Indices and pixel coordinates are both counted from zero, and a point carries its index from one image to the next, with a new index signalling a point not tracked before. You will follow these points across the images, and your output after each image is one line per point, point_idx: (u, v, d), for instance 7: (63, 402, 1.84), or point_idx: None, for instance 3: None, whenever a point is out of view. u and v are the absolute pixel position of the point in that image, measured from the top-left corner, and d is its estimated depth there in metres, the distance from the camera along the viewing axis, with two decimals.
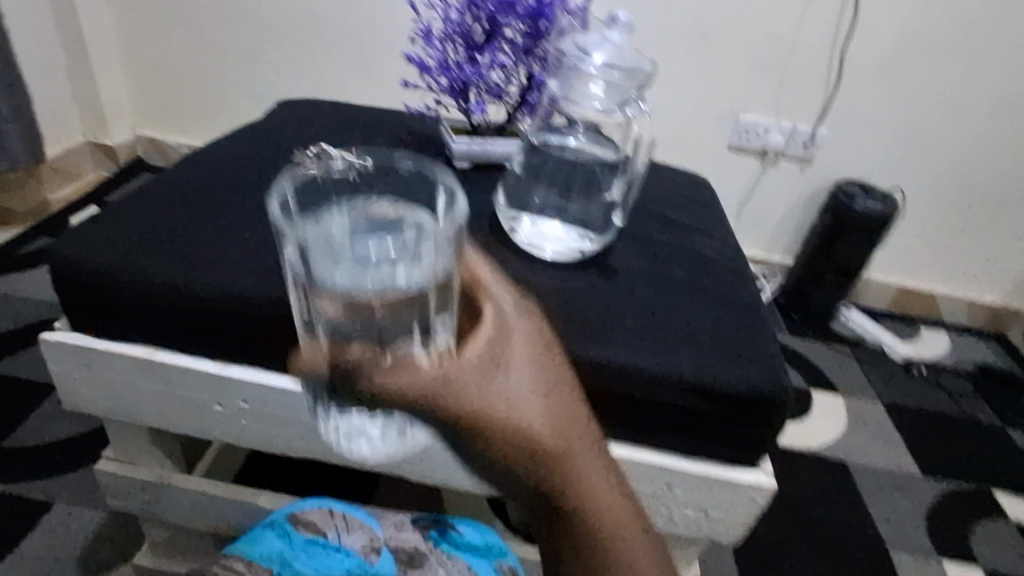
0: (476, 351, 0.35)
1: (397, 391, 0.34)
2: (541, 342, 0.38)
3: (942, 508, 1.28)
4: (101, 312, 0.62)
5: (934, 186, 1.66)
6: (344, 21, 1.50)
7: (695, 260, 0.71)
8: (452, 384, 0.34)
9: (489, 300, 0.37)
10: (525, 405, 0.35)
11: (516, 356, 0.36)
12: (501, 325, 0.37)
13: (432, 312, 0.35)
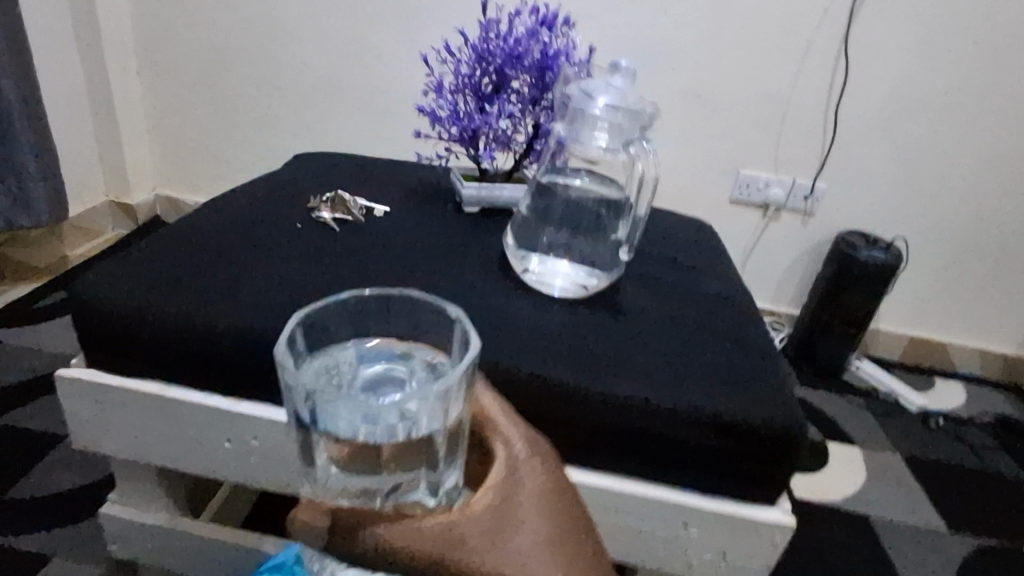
0: (481, 503, 0.31)
1: (397, 546, 0.31)
2: (557, 486, 0.33)
3: (973, 565, 1.22)
4: (143, 349, 0.61)
5: (936, 236, 1.68)
6: (358, 85, 1.58)
7: (703, 299, 0.72)
8: (450, 545, 0.30)
9: (500, 440, 0.34)
10: (536, 573, 0.29)
11: (523, 513, 0.31)
12: (509, 475, 0.32)
13: (440, 464, 0.32)
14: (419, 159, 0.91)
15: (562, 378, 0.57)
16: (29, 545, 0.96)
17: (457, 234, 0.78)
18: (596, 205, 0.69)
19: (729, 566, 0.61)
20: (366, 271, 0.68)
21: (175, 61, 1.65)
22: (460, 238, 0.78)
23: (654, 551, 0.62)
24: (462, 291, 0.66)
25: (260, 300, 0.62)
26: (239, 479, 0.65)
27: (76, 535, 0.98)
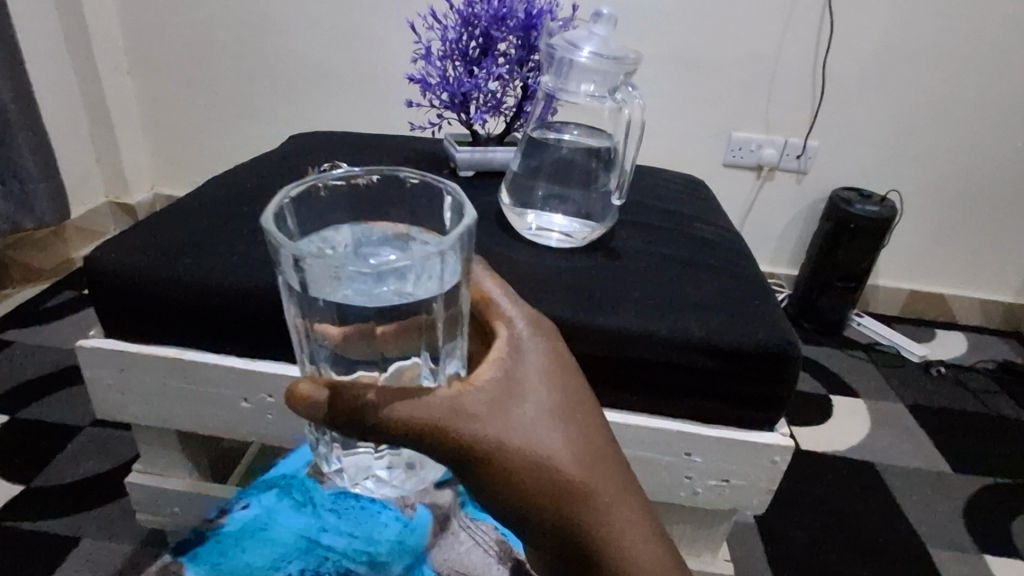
0: (486, 377, 0.33)
1: (412, 420, 0.30)
2: (559, 364, 0.36)
3: (978, 502, 1.24)
4: (159, 317, 0.64)
5: (929, 186, 1.69)
6: (348, 71, 1.60)
7: (698, 242, 0.74)
8: (459, 413, 0.32)
9: (504, 323, 0.36)
10: (541, 434, 0.33)
11: (528, 382, 0.34)
12: (515, 352, 0.35)
13: (442, 346, 0.35)
14: (411, 129, 0.93)
15: (563, 317, 0.59)
16: (57, 528, 0.98)
17: None
18: (585, 157, 0.70)
19: (733, 492, 0.64)
20: None
21: (166, 57, 1.66)
22: None
23: (660, 482, 0.64)
24: None
25: (266, 262, 0.64)
26: (261, 436, 0.67)
27: (101, 517, 1.01)
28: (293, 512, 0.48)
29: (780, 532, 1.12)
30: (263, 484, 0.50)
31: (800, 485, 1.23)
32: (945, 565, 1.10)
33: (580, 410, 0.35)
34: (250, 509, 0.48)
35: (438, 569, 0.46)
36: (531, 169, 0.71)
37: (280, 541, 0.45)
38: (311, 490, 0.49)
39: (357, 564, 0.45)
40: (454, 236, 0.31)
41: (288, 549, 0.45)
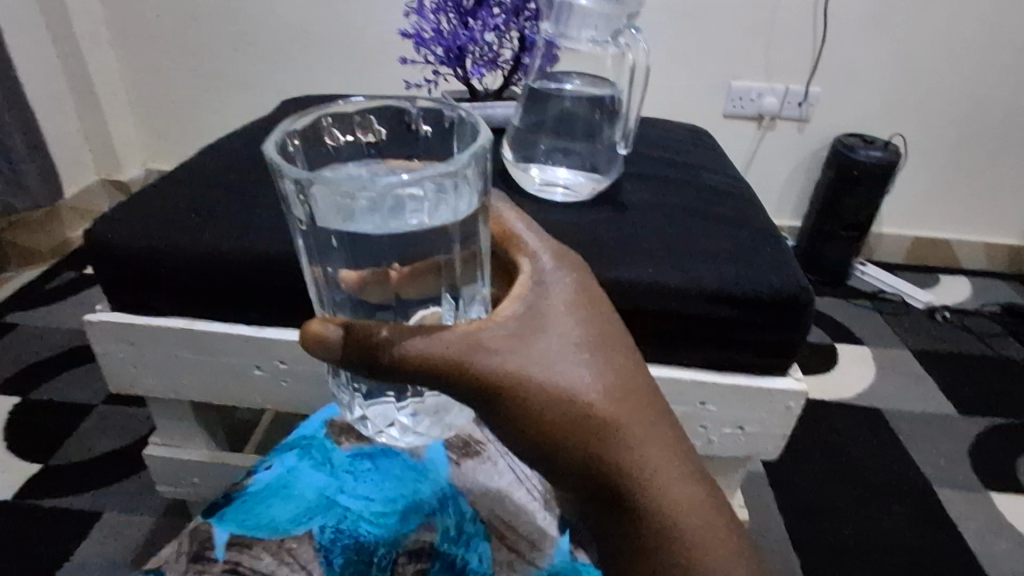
0: (508, 312, 0.33)
1: (430, 358, 0.30)
2: (583, 299, 0.36)
3: (984, 441, 1.26)
4: (165, 288, 0.63)
5: (934, 130, 1.67)
6: (336, 34, 1.55)
7: (706, 191, 0.73)
8: (481, 347, 0.31)
9: (527, 257, 0.37)
10: (567, 369, 0.33)
11: (553, 318, 0.34)
12: (538, 288, 0.35)
13: (463, 287, 0.35)
14: (406, 88, 0.90)
15: None
16: (78, 505, 1.00)
17: None
18: (589, 109, 0.68)
19: (748, 439, 0.64)
20: None
21: (147, 27, 1.61)
22: None
23: None
24: None
25: (269, 228, 0.63)
26: (277, 403, 0.68)
27: (121, 492, 1.02)
28: (313, 471, 0.47)
29: (790, 479, 1.14)
30: (287, 446, 0.50)
31: (809, 432, 1.24)
32: (952, 504, 1.12)
33: (604, 343, 0.35)
34: (273, 468, 0.48)
35: (475, 502, 0.46)
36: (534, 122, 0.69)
37: (301, 497, 0.45)
38: (331, 451, 0.49)
39: (376, 522, 0.44)
40: (466, 156, 0.30)
41: (309, 505, 0.44)
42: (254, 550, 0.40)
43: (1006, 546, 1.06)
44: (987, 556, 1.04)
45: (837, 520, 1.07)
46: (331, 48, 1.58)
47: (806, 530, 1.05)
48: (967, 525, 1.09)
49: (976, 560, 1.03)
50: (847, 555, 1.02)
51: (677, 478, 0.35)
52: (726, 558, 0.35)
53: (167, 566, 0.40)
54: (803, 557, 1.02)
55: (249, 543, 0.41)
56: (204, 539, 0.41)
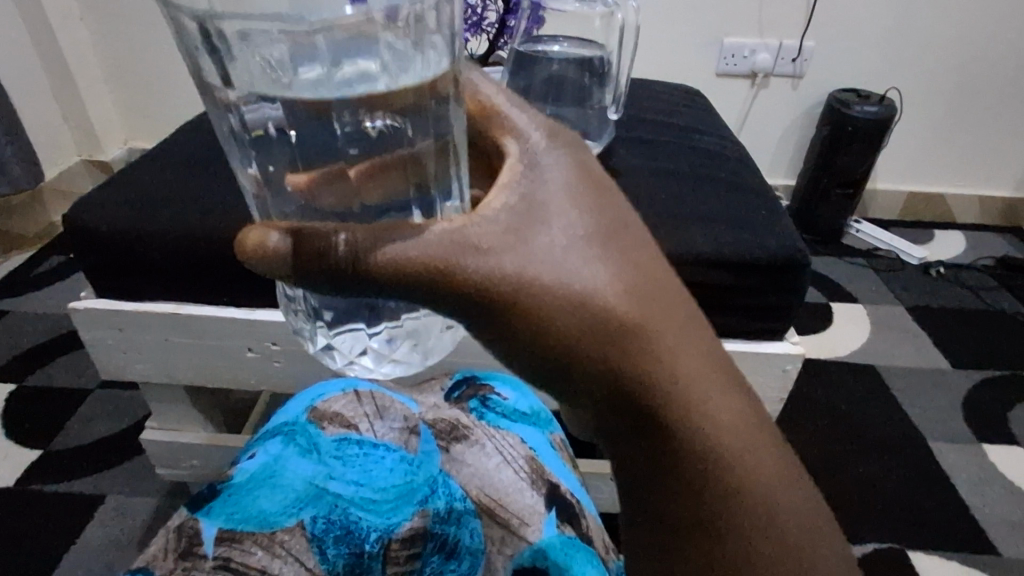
0: (495, 200, 0.30)
1: (402, 261, 0.28)
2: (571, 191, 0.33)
3: (977, 395, 1.28)
4: (152, 272, 0.62)
5: (930, 82, 1.64)
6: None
7: (700, 154, 0.71)
8: (469, 248, 0.29)
9: (514, 138, 0.32)
10: (572, 265, 0.30)
11: (551, 206, 0.30)
12: (532, 169, 0.31)
13: (433, 184, 0.32)
14: None
15: None
16: (82, 488, 1.00)
17: None
18: (578, 71, 0.67)
19: None
20: None
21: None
22: None
23: None
24: None
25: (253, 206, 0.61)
26: (272, 385, 0.67)
27: (123, 475, 1.02)
28: (298, 458, 0.46)
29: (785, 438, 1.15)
30: (269, 433, 0.49)
31: (805, 392, 1.25)
32: (946, 457, 1.14)
33: (616, 234, 0.32)
34: (257, 456, 0.46)
35: (467, 489, 0.45)
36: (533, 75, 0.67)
37: (289, 487, 0.44)
38: (316, 437, 0.48)
39: (367, 509, 0.43)
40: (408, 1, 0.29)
41: (298, 497, 0.43)
42: (245, 545, 0.40)
43: (998, 496, 1.08)
44: (979, 506, 1.06)
45: (833, 477, 1.09)
46: None
47: None
48: (961, 477, 1.11)
49: (969, 511, 1.05)
50: (843, 510, 1.04)
51: (701, 377, 0.34)
52: (748, 444, 0.35)
53: (155, 565, 0.39)
54: None
55: (239, 537, 0.40)
56: (191, 535, 0.40)
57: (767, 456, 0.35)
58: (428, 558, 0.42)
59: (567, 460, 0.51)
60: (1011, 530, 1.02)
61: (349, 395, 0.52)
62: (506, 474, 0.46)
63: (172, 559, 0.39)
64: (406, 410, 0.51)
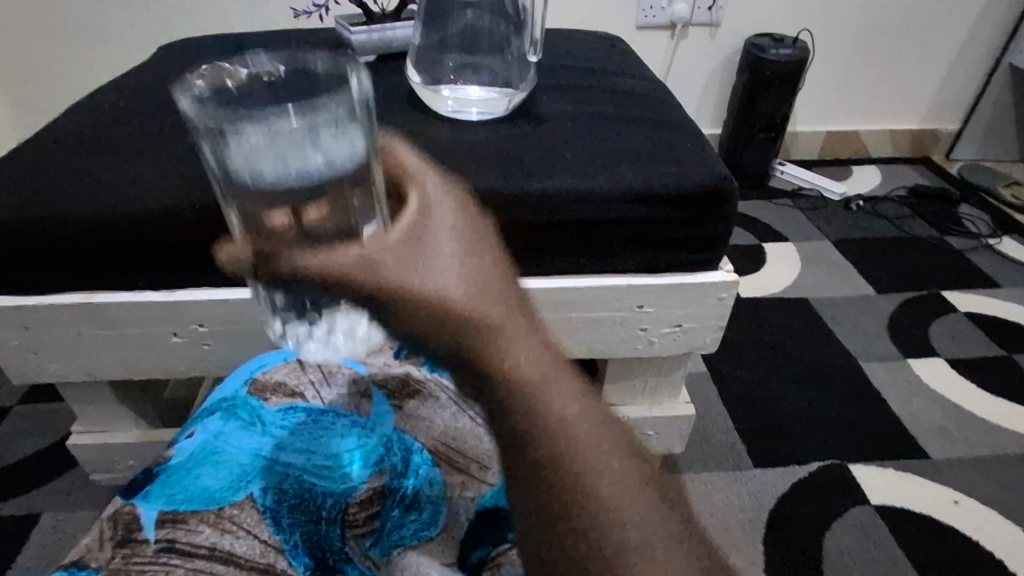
0: (397, 234, 0.37)
1: (329, 269, 0.35)
2: (460, 218, 0.40)
3: (901, 315, 1.36)
4: (48, 261, 0.56)
5: (839, 24, 1.70)
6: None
7: (623, 95, 0.71)
8: (372, 262, 0.35)
9: (412, 191, 0.39)
10: (438, 270, 0.37)
11: (432, 241, 0.38)
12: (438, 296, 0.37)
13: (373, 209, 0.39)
14: (295, 16, 0.82)
15: (493, 186, 0.55)
16: (12, 509, 0.93)
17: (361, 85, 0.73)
18: (494, 21, 0.66)
19: (687, 334, 0.64)
20: None
21: None
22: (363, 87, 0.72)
23: (615, 338, 0.64)
24: None
25: (157, 182, 0.57)
26: (203, 370, 0.64)
27: (60, 491, 0.96)
28: (242, 433, 0.44)
29: (732, 375, 1.21)
30: (207, 411, 0.46)
31: (741, 328, 1.32)
32: (877, 376, 1.21)
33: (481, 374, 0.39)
34: (196, 435, 0.44)
35: (424, 443, 0.45)
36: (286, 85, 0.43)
37: (233, 461, 0.41)
38: (259, 409, 0.45)
39: (320, 475, 0.42)
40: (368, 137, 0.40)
41: (244, 471, 0.41)
42: (190, 525, 0.38)
43: (926, 406, 1.16)
44: (907, 417, 1.13)
45: (778, 401, 1.15)
46: None
47: (749, 418, 1.12)
48: (890, 390, 1.19)
49: (899, 422, 1.12)
50: (788, 435, 1.09)
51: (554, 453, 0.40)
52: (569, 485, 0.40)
53: (89, 556, 0.36)
54: (750, 441, 1.08)
55: (182, 517, 0.38)
56: (129, 521, 0.38)
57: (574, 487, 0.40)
58: (388, 513, 0.41)
59: None
60: (938, 434, 1.10)
61: (291, 364, 0.49)
62: (460, 427, 0.46)
63: (110, 548, 0.37)
64: (353, 373, 0.49)
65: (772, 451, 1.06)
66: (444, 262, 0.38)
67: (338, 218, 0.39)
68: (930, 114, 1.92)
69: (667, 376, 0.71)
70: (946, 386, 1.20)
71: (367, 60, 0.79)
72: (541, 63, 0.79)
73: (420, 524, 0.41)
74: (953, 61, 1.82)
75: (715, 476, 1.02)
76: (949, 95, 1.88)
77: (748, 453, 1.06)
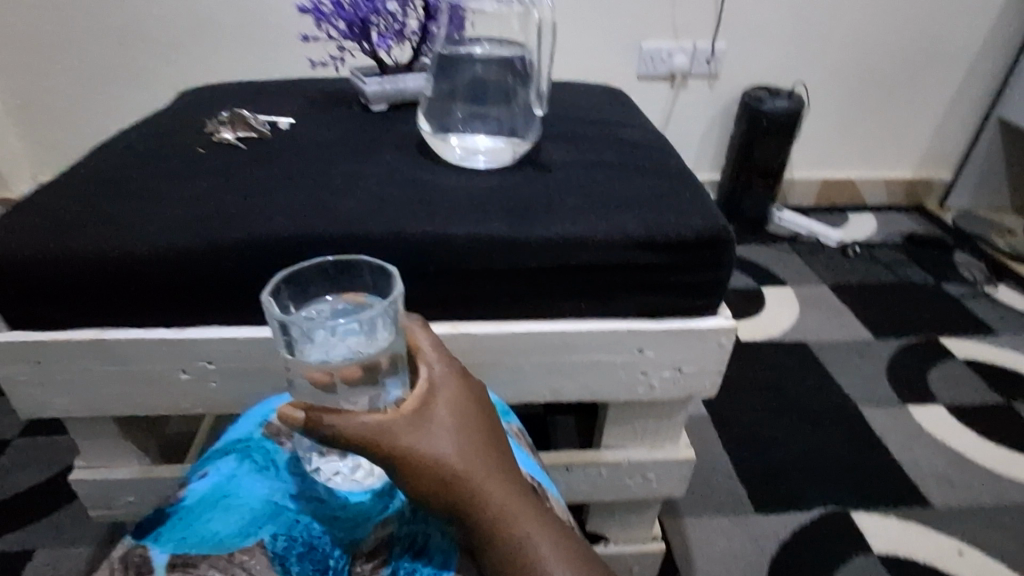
0: (411, 405, 0.39)
1: (350, 433, 0.36)
2: (467, 390, 0.41)
3: (901, 361, 1.37)
4: (67, 298, 0.58)
5: (832, 77, 1.76)
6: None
7: (626, 146, 0.74)
8: (387, 431, 0.37)
9: (424, 363, 0.42)
10: (435, 435, 0.38)
11: (439, 411, 0.39)
12: (436, 452, 0.37)
13: (388, 372, 0.41)
14: (313, 66, 0.86)
15: (500, 232, 0.57)
16: (5, 546, 0.92)
17: (376, 132, 0.76)
18: (500, 73, 0.69)
19: (688, 378, 0.65)
20: (287, 178, 0.66)
21: None
22: (378, 134, 0.76)
23: (619, 381, 0.65)
24: (384, 179, 0.65)
25: (178, 223, 0.58)
26: (208, 408, 0.64)
27: (54, 530, 0.95)
28: (254, 476, 0.44)
29: (733, 418, 1.21)
30: (221, 452, 0.46)
31: (743, 371, 1.33)
32: (878, 422, 1.22)
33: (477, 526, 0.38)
34: (210, 476, 0.44)
35: None
36: (326, 259, 0.43)
37: (245, 506, 0.41)
38: (273, 453, 0.45)
39: (329, 523, 0.42)
40: (394, 301, 0.40)
41: (255, 516, 0.41)
42: (199, 570, 0.37)
43: (927, 453, 1.16)
44: (910, 465, 1.13)
45: (780, 447, 1.15)
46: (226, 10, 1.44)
47: (751, 463, 1.12)
48: (891, 437, 1.19)
49: (901, 469, 1.12)
50: (790, 480, 1.09)
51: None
52: None
53: None
54: (752, 486, 1.08)
55: (193, 561, 0.38)
56: (139, 565, 0.38)
57: None
58: (398, 563, 0.40)
59: (526, 447, 0.52)
60: (940, 482, 1.10)
61: None
62: None
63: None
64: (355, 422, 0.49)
65: (773, 497, 1.06)
66: (450, 434, 0.38)
67: (372, 377, 0.40)
68: (924, 163, 1.97)
69: (668, 420, 0.72)
70: (948, 434, 1.20)
71: (381, 108, 0.82)
72: (548, 113, 0.83)
73: (431, 569, 0.40)
74: (943, 114, 1.88)
75: (717, 521, 1.01)
76: (941, 146, 1.94)
77: (749, 498, 1.05)
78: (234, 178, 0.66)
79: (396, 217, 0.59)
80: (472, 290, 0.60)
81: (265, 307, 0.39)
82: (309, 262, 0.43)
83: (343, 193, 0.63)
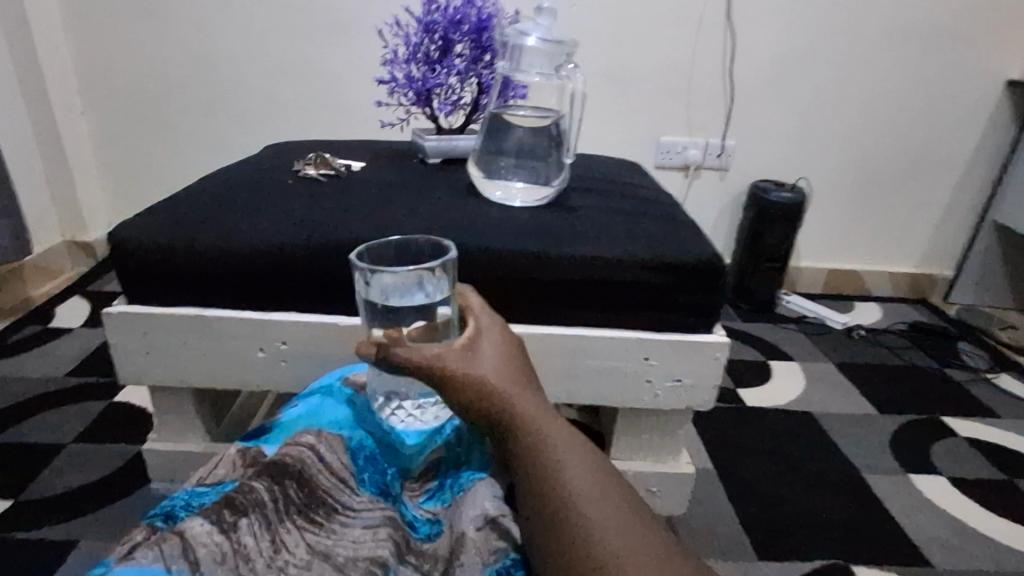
0: (461, 342, 0.51)
1: (410, 358, 0.49)
2: (504, 338, 0.53)
3: (904, 435, 1.42)
4: (179, 280, 0.71)
5: (834, 176, 1.94)
6: (306, 125, 1.77)
7: (640, 198, 0.88)
8: (440, 357, 0.49)
9: (473, 318, 0.55)
10: (478, 362, 0.50)
11: (482, 348, 0.51)
12: (478, 374, 0.49)
13: (441, 330, 0.55)
14: (382, 126, 1.03)
15: (532, 248, 0.70)
16: (53, 533, 0.99)
17: (433, 177, 0.92)
18: (540, 135, 0.82)
19: (688, 390, 0.75)
20: (361, 204, 0.81)
21: (122, 96, 1.77)
22: (435, 179, 0.92)
23: (627, 387, 0.75)
24: (440, 209, 0.80)
25: (274, 227, 0.73)
26: (275, 386, 0.75)
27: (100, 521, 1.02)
28: (336, 406, 0.59)
29: (739, 473, 1.26)
30: (312, 392, 0.62)
31: (749, 432, 1.39)
32: (880, 487, 1.26)
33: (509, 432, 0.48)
34: (304, 404, 0.60)
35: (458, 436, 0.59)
36: (397, 239, 0.58)
37: (329, 421, 0.56)
38: (351, 395, 0.61)
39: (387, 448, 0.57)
40: (447, 270, 0.55)
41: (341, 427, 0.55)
42: (294, 445, 0.53)
43: (929, 519, 1.18)
44: (912, 528, 1.16)
45: (784, 503, 1.20)
46: (305, 94, 1.74)
47: (754, 514, 1.16)
48: (893, 502, 1.22)
49: (903, 532, 1.15)
50: (793, 532, 1.13)
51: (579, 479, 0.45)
52: (595, 502, 0.44)
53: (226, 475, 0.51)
54: (755, 535, 1.12)
55: (290, 442, 0.53)
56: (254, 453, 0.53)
57: (603, 509, 0.44)
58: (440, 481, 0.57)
59: None
60: (942, 547, 1.12)
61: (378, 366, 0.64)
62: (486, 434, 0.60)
63: (244, 462, 0.52)
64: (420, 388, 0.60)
65: (775, 546, 1.09)
66: (489, 362, 0.50)
67: (430, 335, 0.54)
68: (926, 260, 2.09)
69: (670, 434, 0.81)
70: (950, 503, 1.23)
71: (436, 161, 0.99)
72: (575, 173, 0.99)
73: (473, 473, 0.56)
74: (940, 214, 2.02)
75: (720, 564, 1.05)
76: (941, 244, 2.06)
77: (751, 545, 1.09)
78: (318, 201, 0.82)
79: (450, 233, 0.72)
80: (506, 297, 0.72)
81: (358, 275, 0.54)
82: (386, 240, 0.58)
83: (407, 215, 0.77)
